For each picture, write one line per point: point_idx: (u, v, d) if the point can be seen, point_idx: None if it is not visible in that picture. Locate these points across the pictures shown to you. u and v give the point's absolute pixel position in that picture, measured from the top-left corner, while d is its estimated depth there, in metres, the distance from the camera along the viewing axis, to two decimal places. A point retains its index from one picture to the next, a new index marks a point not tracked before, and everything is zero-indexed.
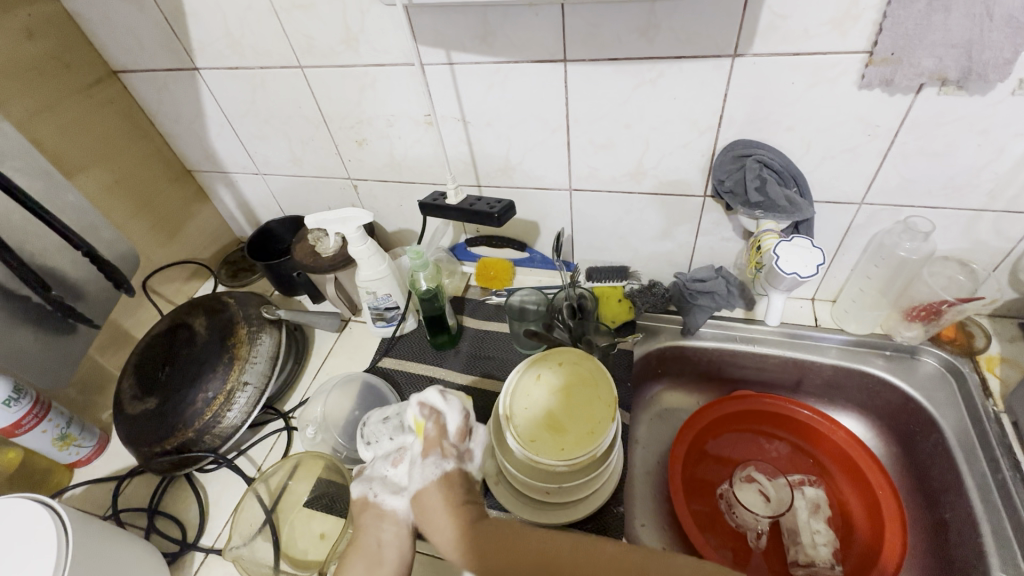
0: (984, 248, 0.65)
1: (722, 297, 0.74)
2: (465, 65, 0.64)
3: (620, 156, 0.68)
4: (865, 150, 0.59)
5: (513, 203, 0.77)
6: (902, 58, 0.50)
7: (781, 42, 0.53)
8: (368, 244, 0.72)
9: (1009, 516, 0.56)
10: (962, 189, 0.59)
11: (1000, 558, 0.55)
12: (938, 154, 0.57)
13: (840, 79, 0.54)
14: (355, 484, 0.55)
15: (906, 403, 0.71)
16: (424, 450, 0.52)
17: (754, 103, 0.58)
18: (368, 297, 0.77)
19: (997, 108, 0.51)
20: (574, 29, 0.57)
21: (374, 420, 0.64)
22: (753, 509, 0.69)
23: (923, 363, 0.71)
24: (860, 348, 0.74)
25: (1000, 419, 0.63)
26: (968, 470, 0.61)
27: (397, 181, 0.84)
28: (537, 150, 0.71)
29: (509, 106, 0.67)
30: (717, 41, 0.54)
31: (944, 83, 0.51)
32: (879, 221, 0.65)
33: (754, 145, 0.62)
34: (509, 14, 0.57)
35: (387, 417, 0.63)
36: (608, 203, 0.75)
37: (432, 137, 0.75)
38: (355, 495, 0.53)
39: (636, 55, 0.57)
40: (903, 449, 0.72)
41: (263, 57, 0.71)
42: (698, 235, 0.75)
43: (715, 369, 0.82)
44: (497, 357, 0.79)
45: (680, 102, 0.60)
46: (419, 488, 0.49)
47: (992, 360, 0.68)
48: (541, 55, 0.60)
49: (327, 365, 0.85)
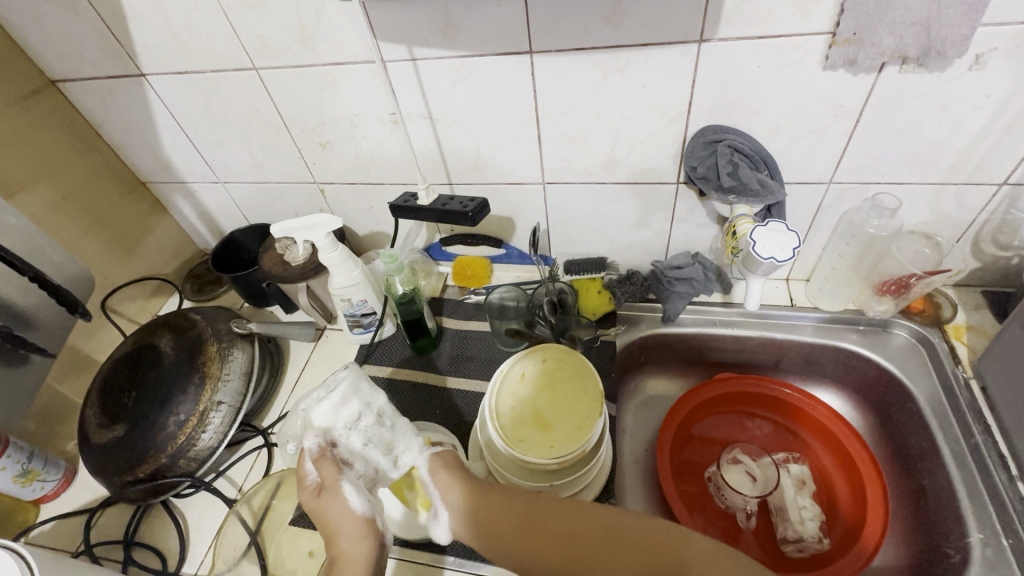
0: (948, 221, 0.66)
1: (699, 283, 0.76)
2: (428, 60, 0.62)
3: (591, 147, 0.68)
4: (832, 130, 0.59)
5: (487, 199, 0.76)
6: (864, 38, 0.50)
7: (746, 26, 0.52)
8: (339, 251, 0.71)
9: (981, 477, 0.59)
10: (925, 164, 0.60)
11: (977, 519, 0.57)
12: (901, 132, 0.58)
13: (804, 60, 0.54)
14: (348, 492, 0.50)
15: (880, 375, 0.72)
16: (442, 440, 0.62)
17: (722, 87, 0.58)
18: (343, 305, 0.76)
19: (955, 84, 0.53)
20: (537, 19, 0.56)
21: (363, 420, 0.52)
22: (741, 490, 0.71)
23: (895, 336, 0.73)
24: (835, 325, 0.75)
25: (970, 384, 0.64)
26: (942, 437, 0.63)
27: (365, 182, 0.81)
28: (507, 145, 0.70)
29: (476, 101, 0.66)
30: (683, 28, 0.53)
31: (905, 61, 0.52)
32: (848, 200, 0.66)
33: (723, 130, 0.62)
34: (473, 5, 0.56)
35: (378, 408, 0.54)
36: (582, 194, 0.74)
37: (399, 136, 0.72)
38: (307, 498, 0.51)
39: (601, 43, 0.56)
40: (879, 419, 0.74)
41: (214, 59, 0.67)
42: (673, 222, 0.75)
43: (696, 354, 0.82)
44: (479, 357, 0.78)
45: (650, 90, 0.60)
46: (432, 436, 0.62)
47: (959, 329, 0.70)
48: (505, 47, 0.59)
49: (305, 376, 0.82)
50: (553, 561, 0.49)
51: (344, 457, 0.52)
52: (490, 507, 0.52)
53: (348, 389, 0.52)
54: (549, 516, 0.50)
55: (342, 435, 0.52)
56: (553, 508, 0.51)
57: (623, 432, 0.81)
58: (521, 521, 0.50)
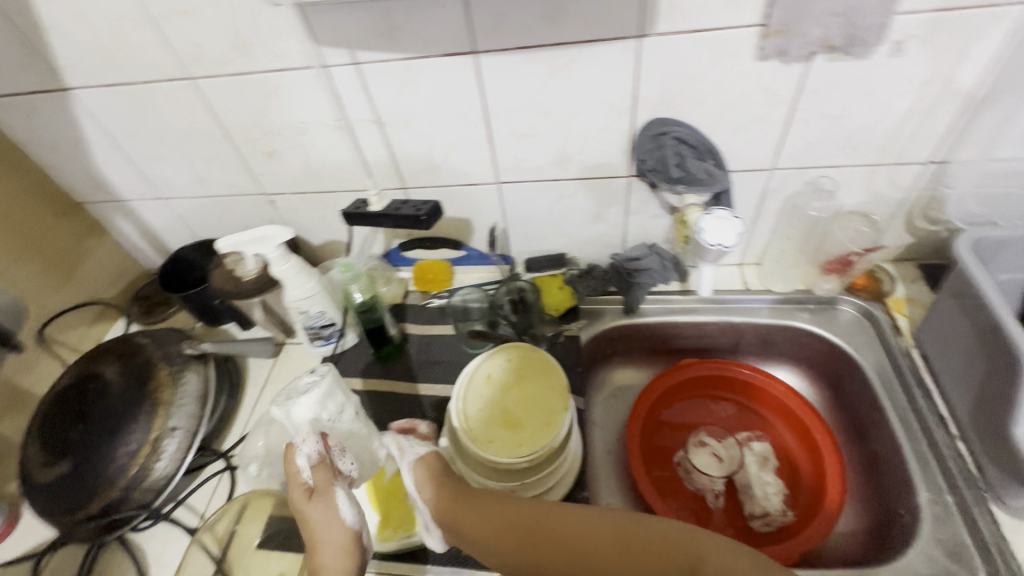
0: (883, 200, 0.70)
1: (658, 272, 0.78)
2: (372, 64, 0.61)
3: (543, 145, 0.68)
4: (771, 119, 0.62)
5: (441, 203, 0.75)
6: (792, 30, 0.53)
7: (682, 21, 0.54)
8: (292, 262, 0.69)
9: (926, 440, 0.62)
10: (859, 146, 0.63)
11: (925, 481, 0.60)
12: (834, 117, 0.61)
13: (740, 52, 0.56)
14: (341, 501, 0.51)
15: (830, 350, 0.75)
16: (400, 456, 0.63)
17: (664, 81, 0.59)
18: (301, 317, 0.74)
19: (879, 70, 0.55)
20: (480, 19, 0.56)
21: (347, 413, 0.56)
22: (708, 471, 0.73)
23: (842, 311, 0.76)
24: (787, 305, 0.78)
25: (910, 352, 0.69)
26: (890, 405, 0.67)
27: (315, 192, 0.79)
28: (459, 146, 0.69)
29: (425, 102, 0.65)
30: (623, 23, 0.54)
31: (832, 50, 0.54)
32: (791, 184, 0.69)
33: (669, 123, 0.63)
34: (414, 7, 0.55)
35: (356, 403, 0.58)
36: (537, 192, 0.74)
37: (348, 142, 0.71)
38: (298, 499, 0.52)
39: (545, 41, 0.57)
40: (833, 392, 0.77)
41: (146, 70, 0.65)
42: (628, 215, 0.76)
43: (658, 342, 0.83)
44: (444, 361, 0.77)
45: (595, 86, 0.61)
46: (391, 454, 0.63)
47: (900, 301, 0.74)
48: (449, 48, 0.59)
49: (266, 394, 0.79)
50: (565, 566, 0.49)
51: (335, 456, 0.54)
52: (494, 517, 0.52)
53: (334, 384, 0.56)
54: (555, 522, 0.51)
55: (329, 428, 0.55)
56: (553, 513, 0.51)
57: (593, 425, 0.82)
58: (526, 531, 0.51)
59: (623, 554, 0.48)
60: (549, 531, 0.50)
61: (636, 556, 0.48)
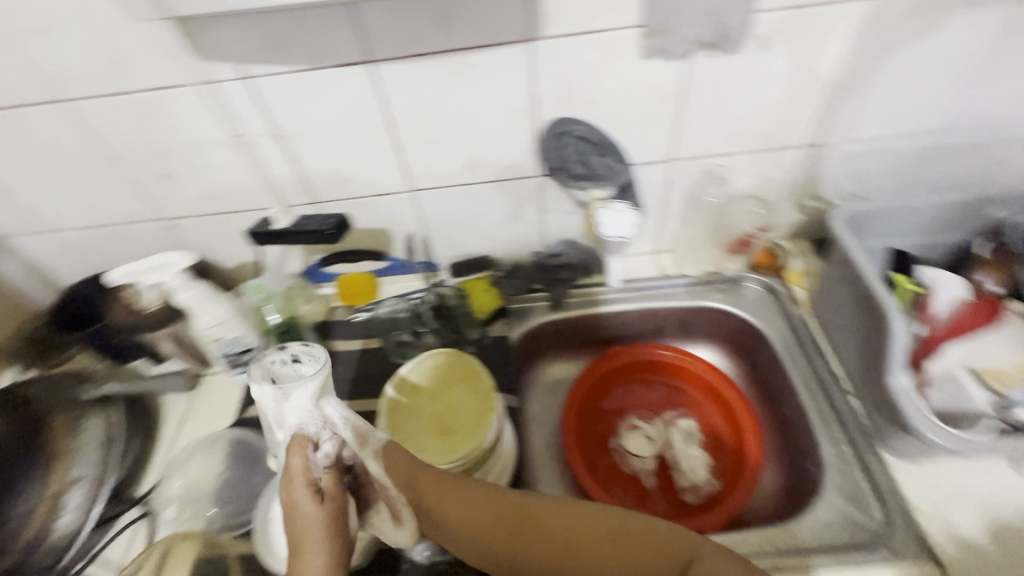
0: (772, 183, 0.75)
1: (578, 266, 0.82)
2: (264, 77, 0.59)
3: (452, 150, 0.68)
4: (663, 114, 0.65)
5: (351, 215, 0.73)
6: (668, 30, 0.56)
7: (569, 24, 0.56)
8: (195, 290, 0.66)
9: (826, 399, 0.68)
10: (744, 135, 0.68)
11: (828, 435, 0.66)
12: (719, 109, 0.65)
13: (626, 52, 0.59)
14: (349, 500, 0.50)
15: (741, 325, 0.81)
16: None
17: (560, 83, 0.61)
18: (215, 346, 0.70)
19: (751, 63, 0.60)
20: (371, 28, 0.55)
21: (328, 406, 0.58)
22: (641, 453, 0.78)
23: (748, 288, 0.81)
24: (701, 287, 0.82)
25: (807, 320, 0.75)
26: (794, 371, 0.72)
27: (219, 214, 0.74)
28: (367, 156, 0.69)
29: (324, 114, 0.63)
30: (513, 28, 0.56)
31: (708, 47, 0.58)
32: (690, 173, 0.73)
33: (569, 122, 0.65)
34: (300, 18, 0.54)
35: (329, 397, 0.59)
36: (453, 197, 0.75)
37: (249, 159, 0.68)
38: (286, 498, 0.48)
39: (439, 48, 0.57)
40: (747, 363, 0.83)
41: (13, 94, 0.60)
42: (544, 213, 0.78)
43: (587, 334, 0.85)
44: (374, 376, 0.75)
45: (495, 90, 0.62)
46: None
47: (797, 275, 0.80)
48: (343, 58, 0.58)
49: (187, 430, 0.74)
50: (559, 562, 0.49)
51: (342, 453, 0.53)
52: (485, 509, 0.51)
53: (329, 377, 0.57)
54: (551, 517, 0.51)
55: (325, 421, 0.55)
56: (548, 508, 0.51)
57: (530, 422, 0.83)
58: (519, 525, 0.50)
59: (625, 552, 0.48)
60: (545, 526, 0.50)
61: (634, 553, 0.48)
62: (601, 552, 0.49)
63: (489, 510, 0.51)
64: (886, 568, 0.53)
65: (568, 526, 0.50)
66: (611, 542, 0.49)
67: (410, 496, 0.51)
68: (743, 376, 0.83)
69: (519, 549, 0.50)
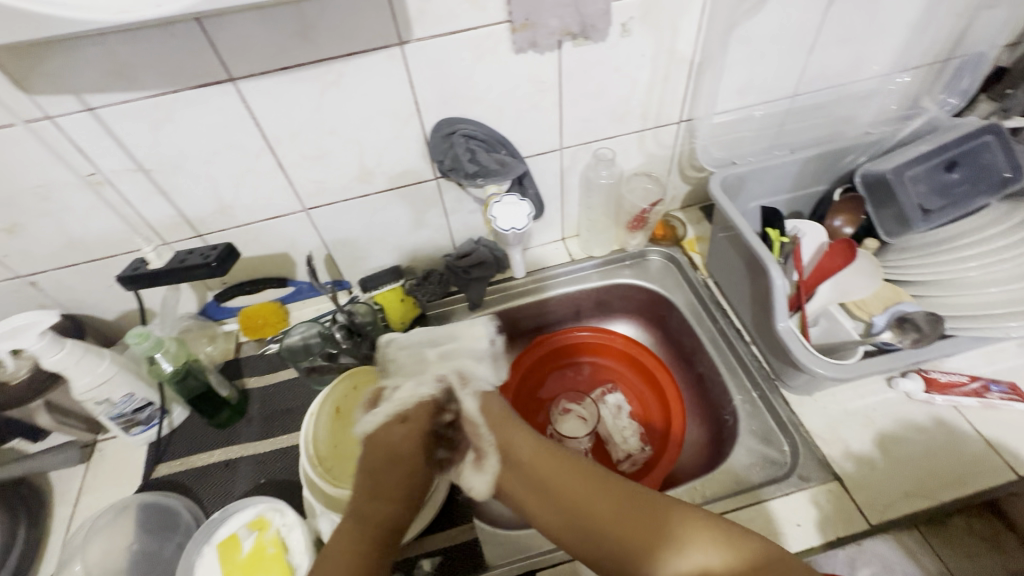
0: (656, 159, 0.80)
1: (491, 264, 0.80)
2: (111, 107, 0.54)
3: (339, 163, 0.66)
4: (544, 105, 0.67)
5: (239, 244, 0.69)
6: (536, 23, 0.57)
7: (436, 24, 0.56)
8: (69, 347, 0.59)
9: (730, 353, 0.74)
10: (623, 117, 0.72)
11: (736, 384, 0.71)
12: (596, 95, 0.68)
13: (498, 48, 0.59)
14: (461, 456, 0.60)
15: (651, 296, 0.85)
16: (245, 529, 0.57)
17: (438, 84, 0.61)
18: (102, 408, 0.64)
19: (617, 49, 0.63)
20: (226, 45, 0.52)
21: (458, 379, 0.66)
22: (576, 434, 0.77)
23: (652, 260, 0.86)
24: (610, 266, 0.86)
25: (707, 282, 0.80)
26: (701, 331, 0.78)
27: (88, 261, 0.67)
28: (249, 180, 0.65)
29: (191, 141, 0.59)
30: (379, 33, 0.55)
31: (575, 37, 0.61)
32: (581, 159, 0.76)
33: (456, 121, 0.65)
34: (142, 39, 0.50)
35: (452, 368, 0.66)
36: (350, 211, 0.72)
37: (112, 198, 0.62)
38: (383, 419, 0.59)
39: (305, 59, 0.55)
40: (660, 332, 0.87)
41: None
42: (448, 216, 0.78)
43: (510, 328, 0.87)
44: (296, 408, 0.73)
45: (373, 96, 0.60)
46: (234, 530, 0.58)
47: (693, 242, 0.86)
48: (200, 77, 0.54)
49: (83, 507, 0.66)
50: (599, 539, 0.50)
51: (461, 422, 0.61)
52: (555, 464, 0.55)
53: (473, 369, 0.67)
54: (609, 495, 0.52)
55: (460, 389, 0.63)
56: (615, 486, 0.53)
57: None
58: (580, 490, 0.53)
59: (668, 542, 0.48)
60: (603, 498, 0.52)
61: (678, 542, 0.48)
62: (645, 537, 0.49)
63: (556, 469, 0.55)
64: (799, 494, 0.59)
65: (617, 509, 0.51)
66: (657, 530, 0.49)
67: (500, 449, 0.58)
68: (658, 344, 0.88)
69: (571, 514, 0.52)
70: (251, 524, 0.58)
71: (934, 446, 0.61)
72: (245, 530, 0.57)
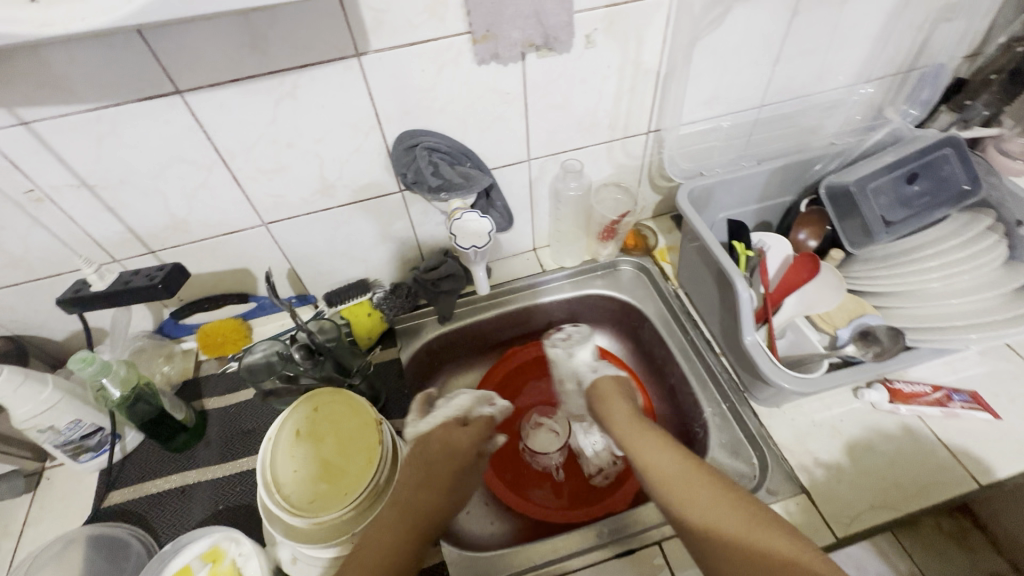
0: (625, 169, 0.80)
1: (461, 277, 0.77)
2: (48, 121, 0.51)
3: (297, 176, 0.64)
4: (509, 117, 0.66)
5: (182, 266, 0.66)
6: (497, 34, 0.56)
7: (394, 35, 0.54)
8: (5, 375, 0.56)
9: (701, 365, 0.73)
10: (592, 128, 0.71)
11: (706, 397, 0.71)
12: (561, 105, 0.67)
13: (459, 59, 0.58)
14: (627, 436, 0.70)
15: (622, 307, 0.84)
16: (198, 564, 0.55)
17: (399, 96, 0.59)
18: (47, 437, 0.61)
19: (582, 59, 0.62)
20: (169, 55, 0.49)
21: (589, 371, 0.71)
22: (548, 448, 0.77)
23: (624, 270, 0.85)
24: (582, 276, 0.85)
25: (678, 293, 0.80)
26: (672, 342, 0.77)
27: (30, 280, 0.64)
28: (202, 194, 0.62)
29: (138, 156, 0.56)
30: (334, 44, 0.53)
31: (538, 48, 0.60)
32: (550, 170, 0.75)
33: (419, 133, 0.63)
34: (77, 50, 0.47)
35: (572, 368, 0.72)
36: (312, 225, 0.70)
37: (54, 215, 0.59)
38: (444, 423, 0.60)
39: (256, 71, 0.53)
40: (632, 342, 0.87)
41: None
42: (415, 227, 0.76)
43: (481, 339, 0.85)
44: (258, 429, 0.71)
45: (330, 107, 0.58)
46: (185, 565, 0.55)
47: (664, 252, 0.86)
48: (143, 89, 0.51)
49: (26, 542, 0.62)
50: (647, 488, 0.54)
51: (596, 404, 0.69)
52: (625, 422, 0.61)
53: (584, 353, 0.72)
54: (661, 454, 0.54)
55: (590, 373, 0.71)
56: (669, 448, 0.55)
57: None
58: (640, 442, 0.57)
59: (688, 493, 0.50)
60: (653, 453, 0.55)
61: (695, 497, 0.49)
62: (675, 488, 0.51)
63: (626, 422, 0.61)
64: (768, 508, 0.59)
65: (660, 465, 0.54)
66: (681, 482, 0.51)
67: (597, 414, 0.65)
68: (630, 354, 0.87)
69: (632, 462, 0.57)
70: (203, 559, 0.55)
71: (899, 459, 0.61)
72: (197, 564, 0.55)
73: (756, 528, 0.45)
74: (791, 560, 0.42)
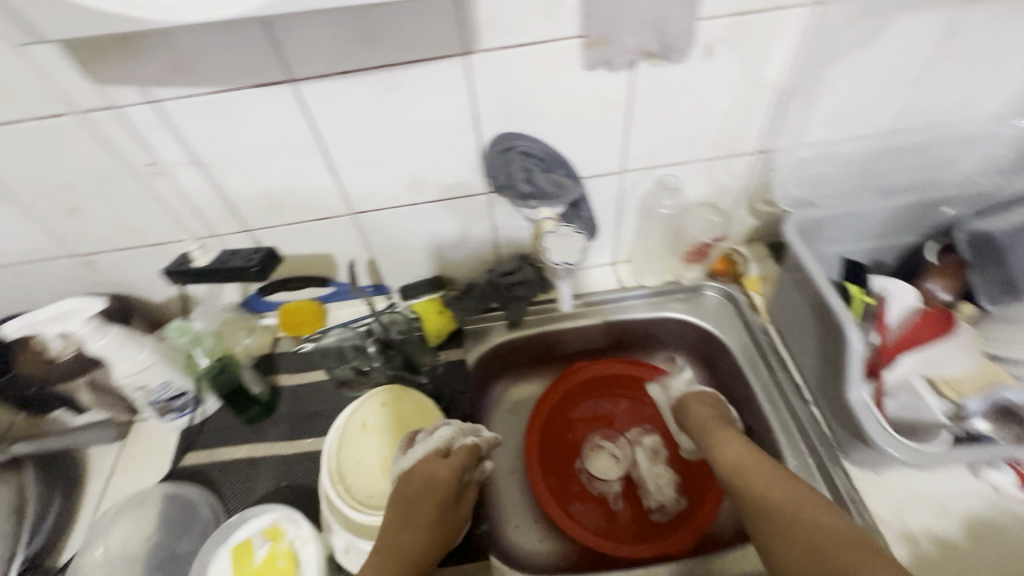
0: (724, 190, 0.74)
1: (535, 283, 0.75)
2: (174, 100, 0.54)
3: (390, 170, 0.64)
4: (609, 126, 0.63)
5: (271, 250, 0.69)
6: (611, 40, 0.53)
7: (505, 35, 0.52)
8: (110, 336, 0.61)
9: (788, 410, 0.67)
10: (695, 143, 0.66)
11: (789, 446, 0.65)
12: (666, 118, 0.63)
13: (567, 63, 0.56)
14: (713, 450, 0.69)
15: (701, 335, 0.79)
16: (260, 538, 0.56)
17: (500, 98, 0.58)
18: (141, 394, 0.66)
19: (697, 71, 0.58)
20: (288, 44, 0.50)
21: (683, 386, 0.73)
22: (607, 474, 0.76)
23: (707, 296, 0.80)
24: (661, 297, 0.81)
25: (766, 328, 0.74)
26: (755, 380, 0.71)
27: (141, 246, 0.68)
28: (299, 180, 0.64)
29: (247, 139, 0.58)
30: (444, 42, 0.52)
31: (651, 57, 0.56)
32: (643, 184, 0.71)
33: (515, 136, 0.62)
34: (208, 36, 0.49)
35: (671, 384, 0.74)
36: (396, 218, 0.70)
37: (167, 188, 0.62)
38: (422, 453, 0.55)
39: (366, 64, 0.53)
40: (707, 373, 0.81)
41: None
42: (496, 230, 0.75)
43: (547, 349, 0.82)
44: (324, 412, 0.72)
45: (430, 105, 0.58)
46: (247, 538, 0.57)
47: (755, 281, 0.79)
48: (260, 76, 0.53)
49: (112, 487, 0.67)
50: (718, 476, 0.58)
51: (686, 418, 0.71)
52: (703, 419, 0.65)
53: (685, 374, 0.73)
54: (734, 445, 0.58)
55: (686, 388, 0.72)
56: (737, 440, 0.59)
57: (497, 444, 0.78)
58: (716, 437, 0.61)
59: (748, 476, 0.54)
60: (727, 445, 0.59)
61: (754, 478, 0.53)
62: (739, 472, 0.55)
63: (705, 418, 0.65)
64: None
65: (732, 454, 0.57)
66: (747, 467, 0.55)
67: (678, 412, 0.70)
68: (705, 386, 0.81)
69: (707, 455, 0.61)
70: (264, 535, 0.56)
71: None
72: (258, 539, 0.56)
73: (805, 507, 0.48)
74: (836, 533, 0.45)
